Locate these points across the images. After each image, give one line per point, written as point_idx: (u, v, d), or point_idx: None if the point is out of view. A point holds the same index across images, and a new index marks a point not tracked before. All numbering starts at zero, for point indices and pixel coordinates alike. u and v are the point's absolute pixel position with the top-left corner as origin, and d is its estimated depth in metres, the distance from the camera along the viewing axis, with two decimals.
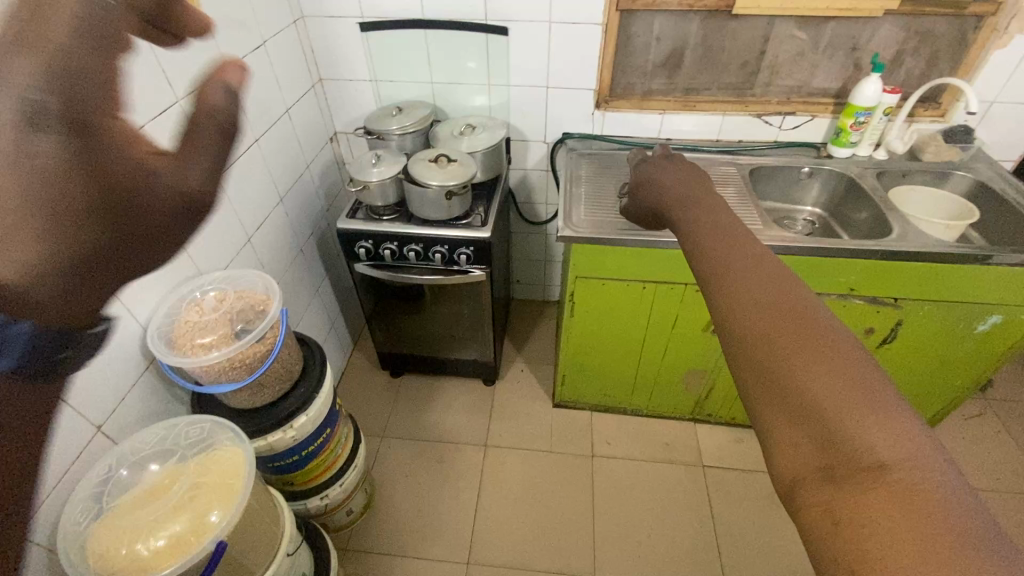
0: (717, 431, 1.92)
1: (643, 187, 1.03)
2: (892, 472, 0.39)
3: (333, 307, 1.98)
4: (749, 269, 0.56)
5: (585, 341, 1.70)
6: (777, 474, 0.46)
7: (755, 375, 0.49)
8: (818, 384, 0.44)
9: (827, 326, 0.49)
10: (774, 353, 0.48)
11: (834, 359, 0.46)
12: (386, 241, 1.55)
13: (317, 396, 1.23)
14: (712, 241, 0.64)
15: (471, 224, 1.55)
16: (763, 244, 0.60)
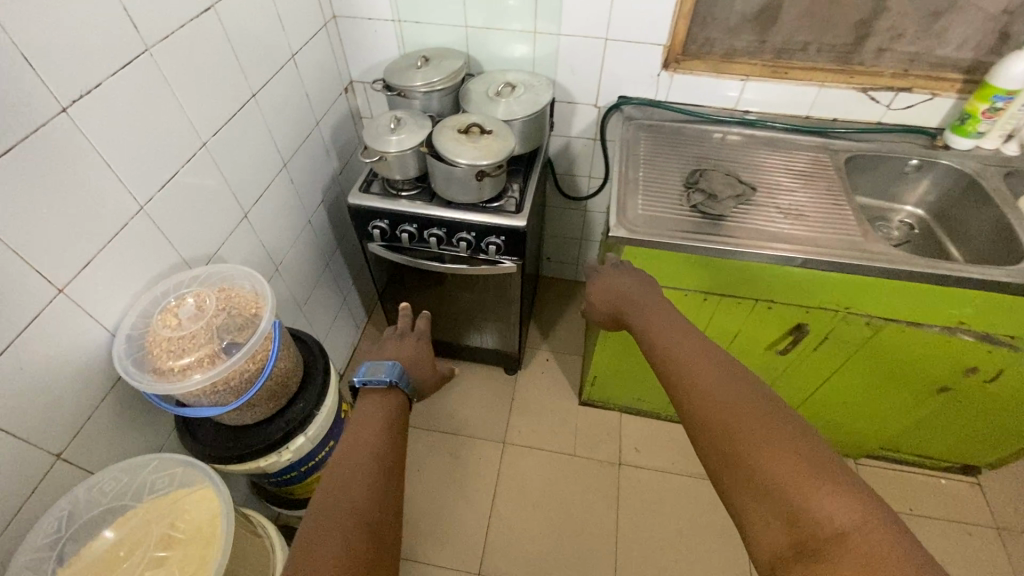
0: None
1: (598, 288, 1.14)
2: (854, 536, 0.56)
3: (345, 280, 1.81)
4: (715, 385, 0.77)
5: (624, 347, 1.51)
6: (761, 553, 0.62)
7: (730, 468, 0.68)
8: (775, 465, 0.64)
9: (779, 424, 0.69)
10: (742, 448, 0.68)
11: (786, 453, 0.64)
12: (405, 222, 1.33)
13: (319, 412, 1.06)
14: (683, 366, 0.84)
15: (504, 209, 1.31)
16: (720, 364, 0.81)
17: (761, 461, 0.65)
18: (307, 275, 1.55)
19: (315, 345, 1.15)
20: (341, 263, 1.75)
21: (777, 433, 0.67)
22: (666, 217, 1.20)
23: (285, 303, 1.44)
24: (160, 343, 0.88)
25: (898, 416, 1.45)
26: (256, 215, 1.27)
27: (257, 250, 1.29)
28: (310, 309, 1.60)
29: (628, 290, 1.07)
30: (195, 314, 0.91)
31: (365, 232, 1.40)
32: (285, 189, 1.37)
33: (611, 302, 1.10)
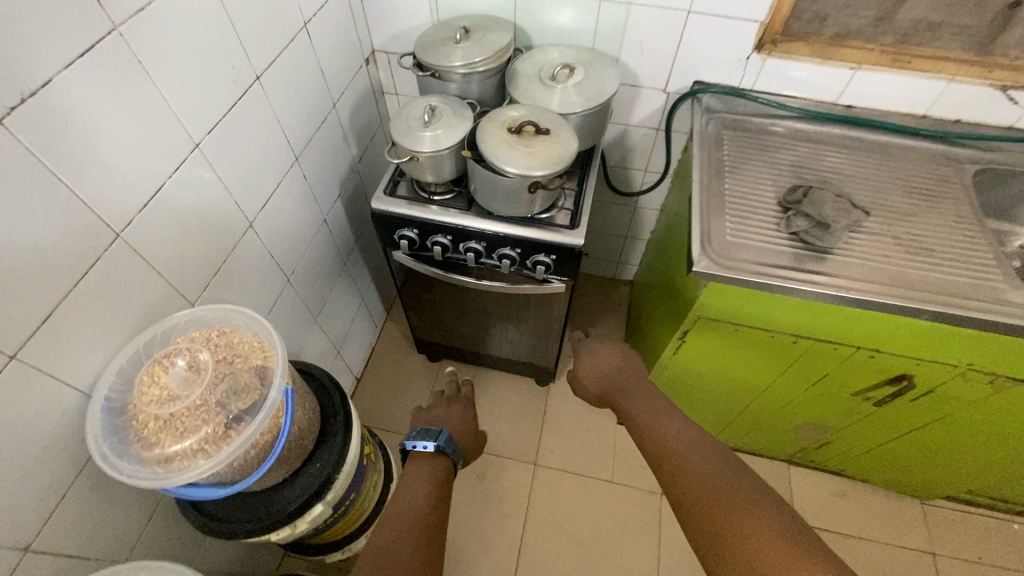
0: (816, 478, 1.59)
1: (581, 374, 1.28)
2: None
3: (364, 279, 1.61)
4: (687, 454, 0.92)
5: (682, 381, 1.31)
6: None
7: (702, 514, 0.80)
8: (746, 528, 0.75)
9: (739, 484, 0.82)
10: (709, 492, 0.83)
11: (739, 497, 0.79)
12: (439, 233, 1.12)
13: (340, 475, 0.90)
14: (654, 435, 1.00)
15: (556, 222, 1.09)
16: (684, 434, 0.97)
17: (729, 508, 0.78)
18: (323, 282, 1.36)
19: (335, 388, 0.97)
20: (359, 261, 1.55)
21: (721, 467, 0.87)
22: (760, 246, 0.98)
23: (296, 317, 1.26)
24: (152, 419, 0.70)
25: (991, 468, 1.28)
26: (262, 224, 1.06)
27: (264, 263, 1.10)
28: (325, 317, 1.42)
29: (616, 374, 1.22)
30: (193, 379, 0.73)
31: (390, 241, 1.19)
32: (296, 189, 1.16)
33: (600, 383, 1.25)
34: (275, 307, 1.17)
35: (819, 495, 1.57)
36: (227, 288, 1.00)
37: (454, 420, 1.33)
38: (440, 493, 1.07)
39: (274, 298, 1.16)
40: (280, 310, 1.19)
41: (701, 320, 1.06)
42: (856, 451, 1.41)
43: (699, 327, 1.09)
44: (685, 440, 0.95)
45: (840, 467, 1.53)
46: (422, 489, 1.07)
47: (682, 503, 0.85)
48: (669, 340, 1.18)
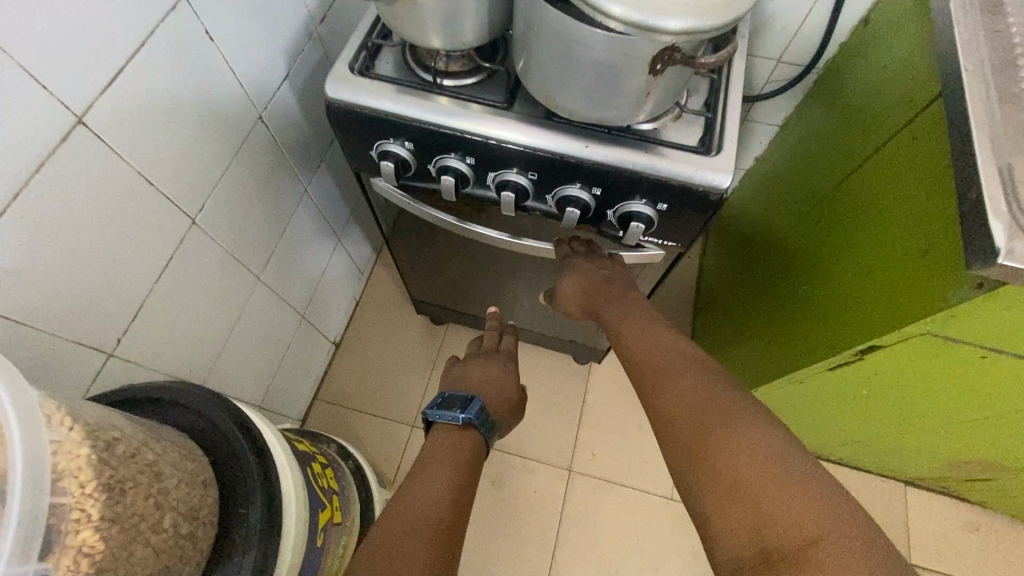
0: (946, 508, 1.19)
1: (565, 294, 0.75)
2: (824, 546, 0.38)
3: (341, 212, 1.12)
4: (673, 359, 0.59)
5: (815, 397, 0.86)
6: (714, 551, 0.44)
7: (682, 447, 0.50)
8: (744, 464, 0.44)
9: (738, 401, 0.51)
10: (690, 422, 0.51)
11: (744, 423, 0.48)
12: (452, 152, 0.61)
13: None
14: (631, 333, 0.66)
15: (675, 141, 0.58)
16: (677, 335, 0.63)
17: (721, 441, 0.47)
18: (267, 220, 0.87)
19: (257, 445, 0.52)
20: (331, 186, 1.04)
21: (715, 383, 0.54)
22: None
23: (217, 278, 0.79)
24: None
25: None
26: (109, 118, 0.56)
27: (125, 192, 0.60)
28: (276, 272, 0.94)
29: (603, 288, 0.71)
30: None
31: (364, 161, 0.68)
32: (193, 54, 0.64)
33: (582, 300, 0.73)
34: (171, 265, 0.70)
35: (947, 528, 1.17)
36: (37, 244, 0.53)
37: (490, 379, 0.86)
38: (463, 479, 0.65)
39: (162, 252, 0.68)
40: (182, 270, 0.71)
41: (926, 335, 0.59)
42: None
43: (908, 344, 0.61)
44: (672, 342, 0.62)
45: (985, 500, 1.13)
46: (445, 471, 0.65)
47: (663, 440, 0.52)
48: (829, 352, 0.72)
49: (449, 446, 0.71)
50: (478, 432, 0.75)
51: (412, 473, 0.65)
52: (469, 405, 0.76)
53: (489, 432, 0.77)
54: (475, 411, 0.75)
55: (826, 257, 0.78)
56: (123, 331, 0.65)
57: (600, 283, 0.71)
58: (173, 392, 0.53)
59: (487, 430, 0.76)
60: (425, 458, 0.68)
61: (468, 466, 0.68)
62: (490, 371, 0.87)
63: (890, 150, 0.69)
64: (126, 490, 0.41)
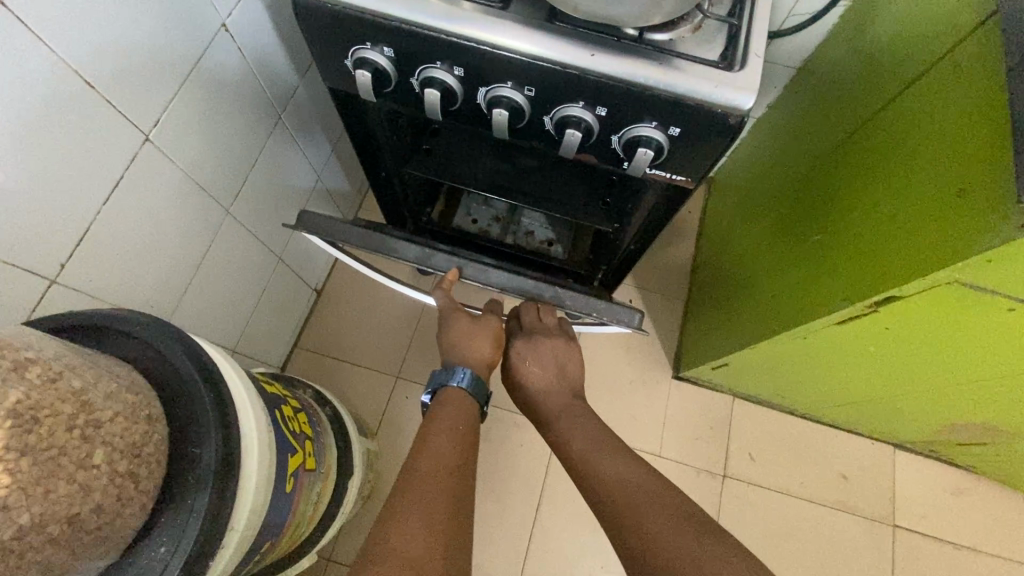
0: (932, 470, 1.18)
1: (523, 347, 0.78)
2: None
3: (322, 145, 1.03)
4: (629, 487, 0.60)
5: (817, 355, 0.83)
6: None
7: None
8: None
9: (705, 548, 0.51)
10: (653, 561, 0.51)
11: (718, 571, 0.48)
12: (438, 62, 0.54)
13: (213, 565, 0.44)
14: (584, 449, 0.67)
15: (693, 55, 0.51)
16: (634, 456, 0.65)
17: None
18: (236, 148, 0.79)
19: (212, 380, 0.46)
20: (309, 117, 0.95)
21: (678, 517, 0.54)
22: None
23: (178, 207, 0.72)
24: None
25: None
26: (38, 3, 0.47)
27: (63, 98, 0.53)
28: (248, 206, 0.87)
29: (554, 388, 0.77)
30: None
31: (341, 74, 0.60)
32: None
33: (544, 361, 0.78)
34: (123, 187, 0.62)
35: (932, 491, 1.17)
36: None
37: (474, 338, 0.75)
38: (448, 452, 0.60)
39: (111, 171, 0.60)
40: (136, 195, 0.64)
41: (953, 285, 0.54)
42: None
43: (933, 295, 0.57)
44: (626, 469, 0.63)
45: (971, 462, 1.13)
46: (448, 454, 0.60)
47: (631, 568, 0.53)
48: (842, 305, 0.67)
49: (443, 425, 0.64)
50: (450, 388, 0.70)
51: (410, 457, 0.59)
52: (433, 384, 0.72)
53: (469, 376, 0.71)
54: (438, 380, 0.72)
55: (842, 206, 0.73)
56: (67, 257, 0.58)
57: (556, 372, 0.78)
58: (119, 319, 0.47)
59: (462, 378, 0.70)
60: (429, 433, 0.62)
61: (462, 446, 0.62)
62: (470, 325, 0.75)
63: (925, 86, 0.63)
64: (41, 421, 0.35)
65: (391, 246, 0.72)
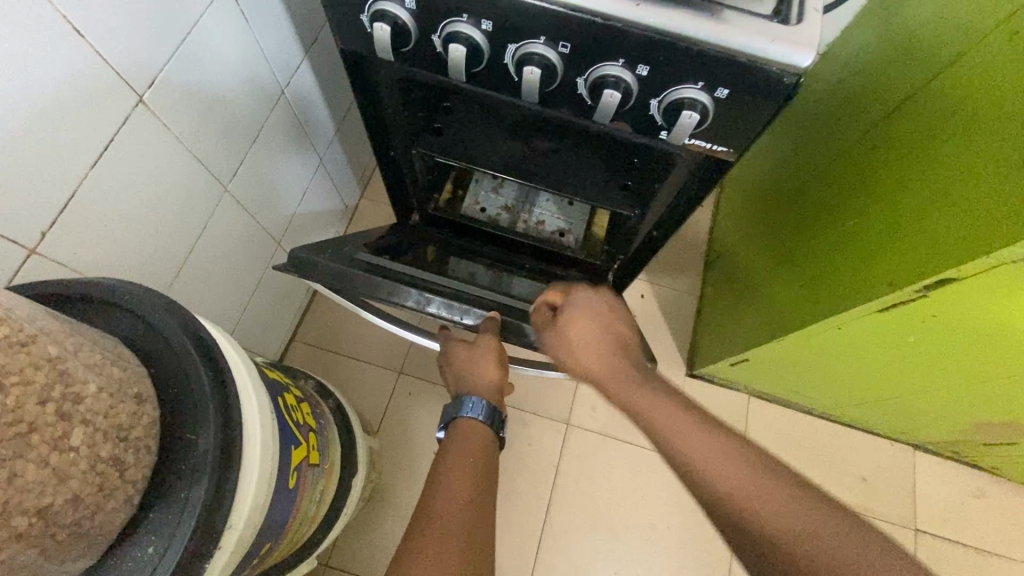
0: (954, 473, 1.14)
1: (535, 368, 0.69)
2: None
3: (325, 126, 0.98)
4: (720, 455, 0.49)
5: (851, 348, 0.79)
6: None
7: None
8: None
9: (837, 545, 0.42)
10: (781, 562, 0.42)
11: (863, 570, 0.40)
12: (464, 15, 0.49)
13: (208, 568, 0.38)
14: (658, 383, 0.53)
15: (745, 7, 0.46)
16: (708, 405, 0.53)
17: None
18: (235, 121, 0.74)
19: (211, 357, 0.41)
20: (312, 94, 0.90)
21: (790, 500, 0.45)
22: None
23: (173, 181, 0.66)
24: None
25: None
26: None
27: (53, 45, 0.47)
28: (245, 186, 0.81)
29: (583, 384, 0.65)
30: None
31: (354, 31, 0.55)
32: None
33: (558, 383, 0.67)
34: (111, 151, 0.57)
35: (953, 495, 1.13)
36: None
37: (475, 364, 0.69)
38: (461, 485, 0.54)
39: (100, 134, 0.55)
40: (127, 162, 0.59)
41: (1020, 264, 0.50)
42: None
43: (994, 277, 0.53)
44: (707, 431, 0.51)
45: (996, 465, 1.09)
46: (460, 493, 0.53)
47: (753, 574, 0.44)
48: (888, 292, 0.63)
49: (460, 455, 0.58)
50: (461, 418, 0.64)
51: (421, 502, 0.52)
52: (444, 419, 0.66)
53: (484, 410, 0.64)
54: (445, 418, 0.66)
55: (880, 190, 0.69)
56: (47, 226, 0.53)
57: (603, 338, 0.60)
58: (105, 287, 0.42)
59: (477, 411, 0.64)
60: (441, 474, 0.55)
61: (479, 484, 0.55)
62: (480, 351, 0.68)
63: (969, 60, 0.59)
64: (7, 391, 0.30)
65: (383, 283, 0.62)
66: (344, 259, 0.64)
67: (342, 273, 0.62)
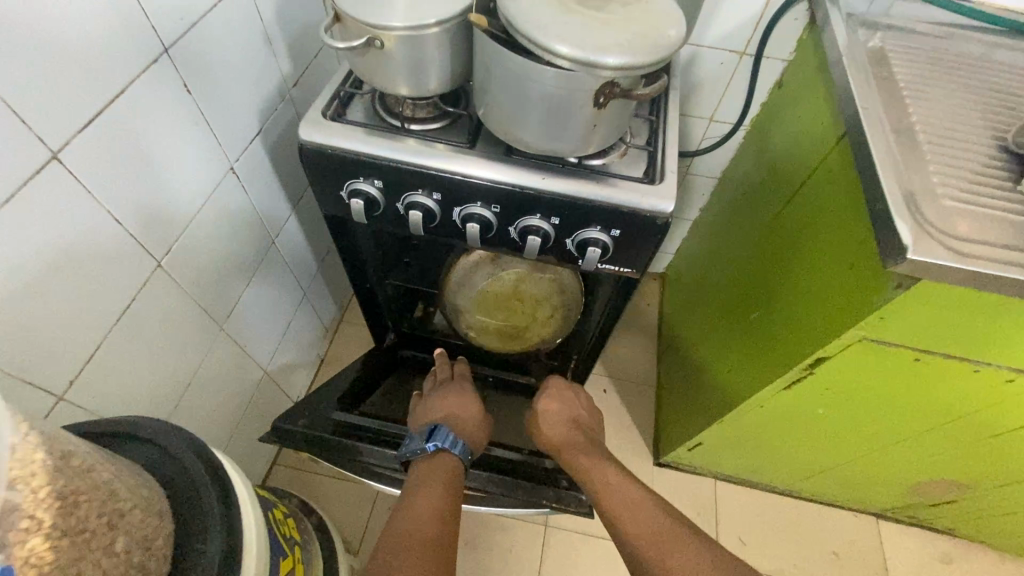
0: (917, 538, 1.20)
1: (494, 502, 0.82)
2: None
3: (307, 264, 1.13)
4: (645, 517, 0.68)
5: (778, 423, 0.88)
6: None
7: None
8: None
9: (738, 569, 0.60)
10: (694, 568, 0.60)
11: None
12: (418, 190, 0.65)
13: None
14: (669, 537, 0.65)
15: (624, 173, 0.64)
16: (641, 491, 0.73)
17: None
18: (231, 271, 0.88)
19: (219, 478, 0.49)
20: (296, 240, 1.06)
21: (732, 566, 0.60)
22: (993, 214, 0.55)
23: (179, 325, 0.78)
24: None
25: None
26: (93, 162, 0.58)
27: (92, 227, 0.60)
28: (237, 328, 0.93)
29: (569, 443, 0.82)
30: None
31: (332, 201, 0.71)
32: (169, 108, 0.67)
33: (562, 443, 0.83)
34: (132, 308, 0.69)
35: (918, 558, 1.17)
36: None
37: (423, 511, 0.64)
38: None
39: (127, 291, 0.67)
40: (143, 314, 0.71)
41: (864, 342, 0.63)
42: (993, 513, 1.01)
43: (851, 354, 0.65)
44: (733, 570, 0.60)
45: (952, 526, 1.14)
46: None
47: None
48: (786, 368, 0.74)
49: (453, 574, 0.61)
50: (418, 512, 0.64)
51: None
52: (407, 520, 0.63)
53: (466, 451, 0.74)
54: (414, 445, 0.72)
55: (769, 287, 0.83)
56: (75, 375, 0.63)
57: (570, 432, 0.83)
58: (133, 423, 0.51)
59: (459, 446, 0.73)
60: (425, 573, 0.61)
61: None
62: (459, 404, 0.82)
63: (808, 187, 0.77)
64: (79, 504, 0.37)
65: (357, 450, 0.72)
66: (318, 421, 0.74)
67: (318, 439, 0.72)
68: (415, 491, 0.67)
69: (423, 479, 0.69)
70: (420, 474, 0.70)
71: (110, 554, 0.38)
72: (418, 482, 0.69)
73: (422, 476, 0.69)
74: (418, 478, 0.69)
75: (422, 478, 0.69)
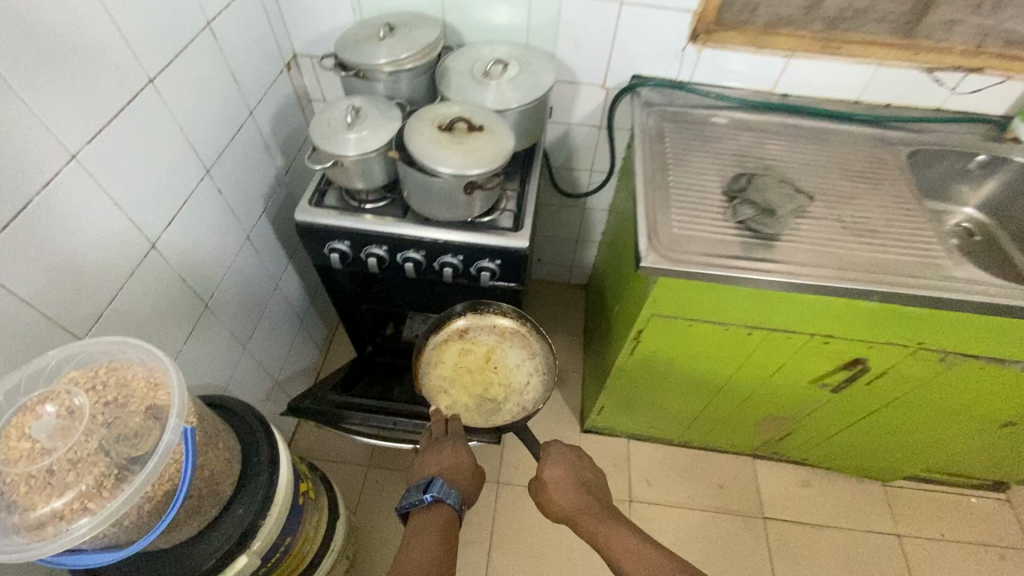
0: (783, 470, 1.57)
1: None
2: None
3: (300, 299, 1.50)
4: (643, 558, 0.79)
5: (643, 384, 1.25)
6: None
7: None
8: None
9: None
10: None
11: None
12: (372, 244, 1.03)
13: (273, 507, 0.79)
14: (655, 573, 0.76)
15: (499, 225, 1.02)
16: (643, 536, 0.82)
17: None
18: (249, 307, 1.24)
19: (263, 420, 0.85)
20: (291, 282, 1.43)
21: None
22: (707, 233, 0.94)
23: (219, 345, 1.14)
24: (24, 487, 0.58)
25: (938, 444, 1.29)
26: (171, 244, 0.96)
27: (172, 283, 0.97)
28: (255, 348, 1.29)
29: (580, 500, 0.91)
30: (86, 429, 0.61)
31: (318, 254, 1.08)
32: (208, 203, 1.04)
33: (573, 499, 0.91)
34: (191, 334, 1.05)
35: (784, 484, 1.54)
36: (121, 322, 0.87)
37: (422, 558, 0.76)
38: None
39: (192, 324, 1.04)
40: (200, 338, 1.07)
41: (657, 317, 1.01)
42: (818, 440, 1.38)
43: (654, 325, 1.03)
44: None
45: (804, 457, 1.50)
46: None
47: None
48: (625, 340, 1.11)
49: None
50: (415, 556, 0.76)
51: None
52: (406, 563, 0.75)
53: (460, 501, 0.84)
54: (414, 498, 0.83)
55: (622, 288, 1.21)
56: None
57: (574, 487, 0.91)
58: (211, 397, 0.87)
59: (453, 499, 0.83)
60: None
61: None
62: (453, 459, 0.89)
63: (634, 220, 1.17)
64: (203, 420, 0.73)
65: (344, 416, 1.08)
66: (317, 401, 1.11)
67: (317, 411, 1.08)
68: (412, 538, 0.79)
69: (419, 526, 0.81)
70: (418, 523, 0.82)
71: (217, 446, 0.74)
72: (416, 529, 0.81)
73: (418, 526, 0.81)
74: (416, 527, 0.81)
75: (418, 527, 0.81)
